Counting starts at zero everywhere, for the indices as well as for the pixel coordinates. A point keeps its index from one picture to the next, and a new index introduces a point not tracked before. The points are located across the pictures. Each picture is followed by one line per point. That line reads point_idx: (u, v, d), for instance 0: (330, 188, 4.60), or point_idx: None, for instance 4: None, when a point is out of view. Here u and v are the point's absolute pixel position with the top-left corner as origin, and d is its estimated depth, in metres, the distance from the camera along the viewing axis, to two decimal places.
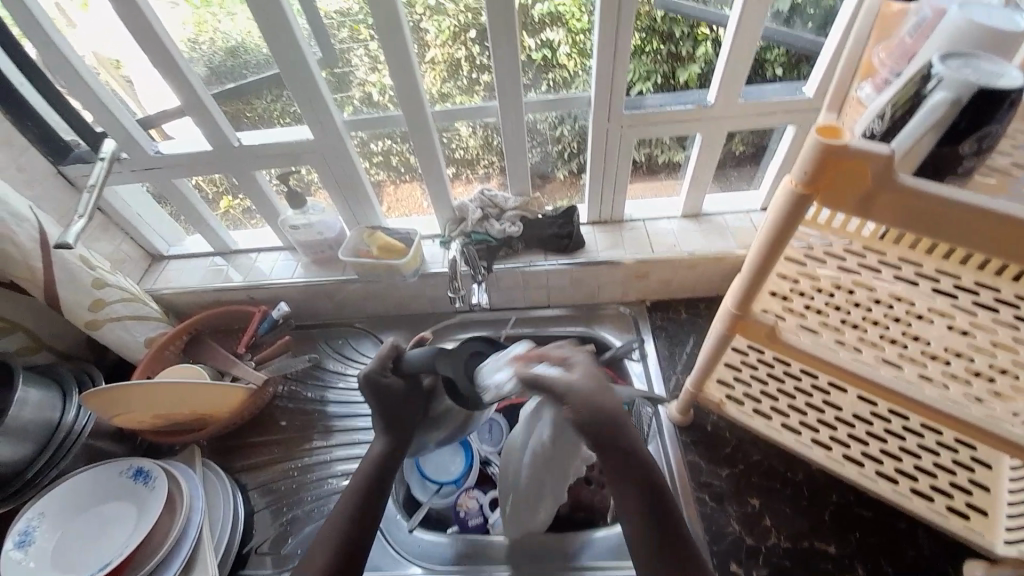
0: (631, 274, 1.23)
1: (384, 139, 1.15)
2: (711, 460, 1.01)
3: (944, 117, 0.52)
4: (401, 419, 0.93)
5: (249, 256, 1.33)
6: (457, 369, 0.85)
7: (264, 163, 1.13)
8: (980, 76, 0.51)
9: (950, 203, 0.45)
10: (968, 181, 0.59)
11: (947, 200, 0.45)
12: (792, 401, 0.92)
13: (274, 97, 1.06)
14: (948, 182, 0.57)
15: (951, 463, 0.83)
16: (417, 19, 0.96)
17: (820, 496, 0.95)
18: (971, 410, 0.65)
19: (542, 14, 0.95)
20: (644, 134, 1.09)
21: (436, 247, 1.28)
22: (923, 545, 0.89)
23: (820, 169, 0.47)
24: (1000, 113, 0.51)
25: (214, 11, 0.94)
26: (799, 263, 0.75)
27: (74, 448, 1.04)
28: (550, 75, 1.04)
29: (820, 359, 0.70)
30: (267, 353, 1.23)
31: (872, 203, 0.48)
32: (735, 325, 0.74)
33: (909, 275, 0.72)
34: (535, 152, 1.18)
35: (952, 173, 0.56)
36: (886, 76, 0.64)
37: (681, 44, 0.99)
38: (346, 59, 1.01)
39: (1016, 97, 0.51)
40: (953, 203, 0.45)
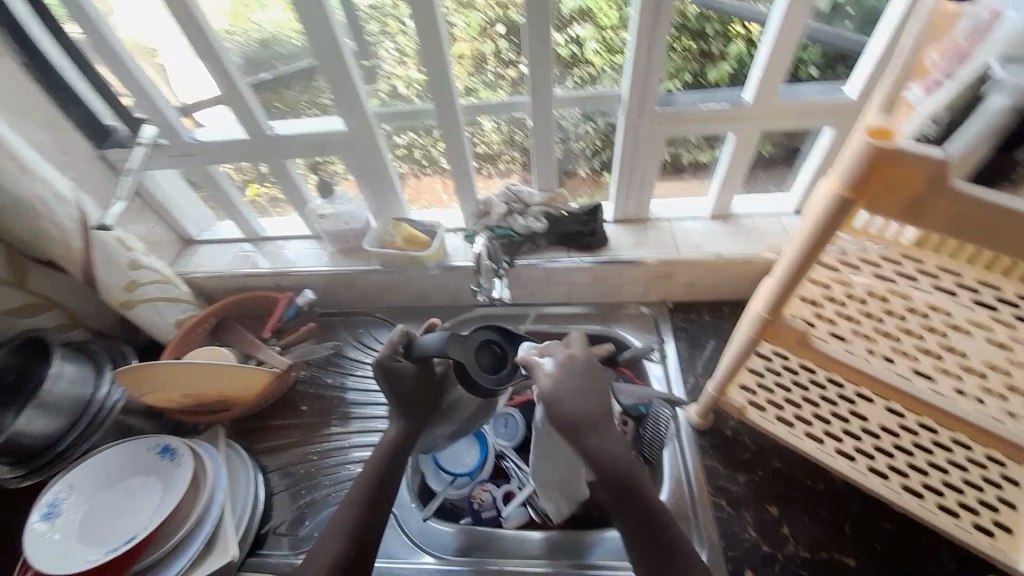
0: (654, 274, 1.21)
1: (408, 132, 1.16)
2: (729, 466, 1.00)
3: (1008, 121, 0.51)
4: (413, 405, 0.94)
5: (277, 243, 1.36)
6: (468, 355, 0.87)
7: (296, 154, 1.15)
8: None
9: (1005, 210, 0.43)
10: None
11: (1002, 207, 0.43)
12: (817, 409, 0.90)
13: (302, 88, 1.08)
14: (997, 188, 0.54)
15: (980, 480, 0.80)
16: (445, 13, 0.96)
17: (841, 505, 0.93)
18: (1009, 427, 0.64)
19: (571, 9, 0.94)
20: (674, 133, 1.07)
21: (459, 241, 1.28)
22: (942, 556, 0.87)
23: (870, 171, 0.45)
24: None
25: (249, 3, 0.97)
26: (831, 269, 0.73)
27: (107, 422, 1.08)
28: (576, 71, 1.03)
29: (852, 369, 0.68)
30: (291, 340, 1.26)
31: (922, 210, 0.46)
32: (763, 331, 0.72)
33: (947, 285, 0.69)
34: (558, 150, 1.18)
35: (1002, 178, 0.54)
36: (937, 78, 0.60)
37: (713, 42, 0.97)
38: (374, 52, 1.02)
39: None
40: (1011, 212, 0.43)
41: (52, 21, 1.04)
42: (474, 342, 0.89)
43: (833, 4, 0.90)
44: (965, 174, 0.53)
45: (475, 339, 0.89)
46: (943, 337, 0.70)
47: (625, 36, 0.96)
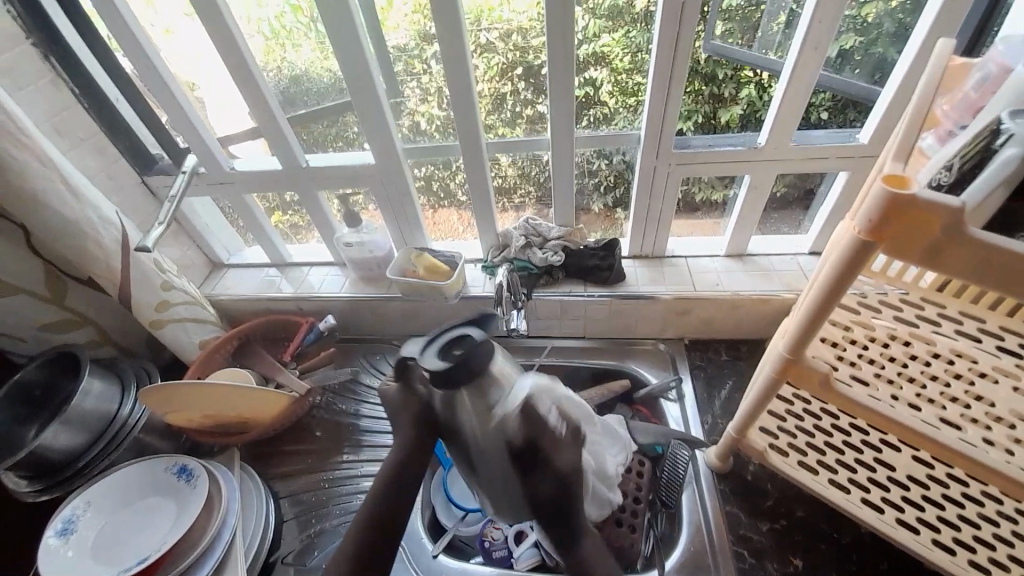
0: (671, 310, 1.22)
1: (427, 166, 1.21)
2: (751, 513, 0.97)
3: (1015, 172, 0.53)
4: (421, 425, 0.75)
5: (302, 269, 1.40)
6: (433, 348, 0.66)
7: (325, 184, 1.21)
8: None
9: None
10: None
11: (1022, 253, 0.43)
12: (841, 455, 0.88)
13: (328, 123, 1.15)
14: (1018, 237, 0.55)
15: (1013, 537, 0.77)
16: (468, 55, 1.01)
17: (868, 560, 0.89)
18: None
19: (587, 54, 0.99)
20: (690, 173, 1.10)
21: (479, 271, 1.31)
22: None
23: (887, 217, 0.47)
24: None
25: (283, 42, 1.03)
26: (852, 311, 0.74)
27: (128, 439, 1.10)
28: (591, 111, 1.08)
29: (878, 412, 0.67)
30: (310, 364, 1.28)
31: (942, 253, 0.47)
32: (785, 371, 0.71)
33: (970, 330, 0.70)
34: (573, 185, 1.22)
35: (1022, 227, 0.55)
36: (949, 128, 0.64)
37: (724, 86, 1.02)
38: (399, 91, 1.08)
39: None
40: None
41: (106, 55, 1.12)
42: (437, 338, 0.67)
43: (841, 52, 0.94)
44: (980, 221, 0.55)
45: (441, 335, 0.67)
46: (970, 383, 0.70)
47: (639, 78, 1.01)
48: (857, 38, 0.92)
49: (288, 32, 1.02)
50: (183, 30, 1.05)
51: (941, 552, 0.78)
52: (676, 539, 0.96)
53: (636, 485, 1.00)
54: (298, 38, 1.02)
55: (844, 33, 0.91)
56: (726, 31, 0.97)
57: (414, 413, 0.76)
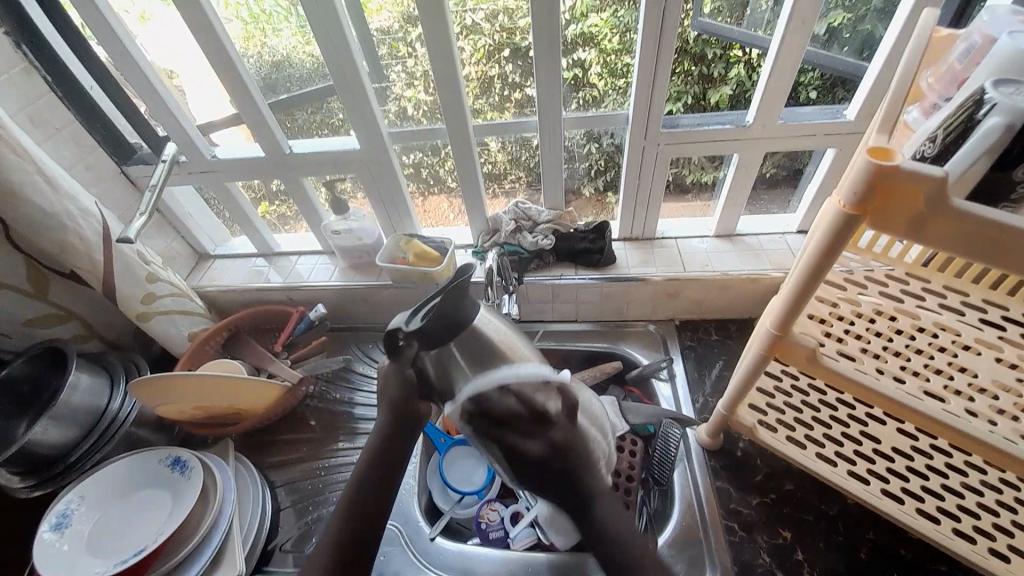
0: (662, 292, 1.22)
1: (414, 152, 1.19)
2: (741, 488, 0.99)
3: (998, 142, 0.51)
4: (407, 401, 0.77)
5: (290, 259, 1.39)
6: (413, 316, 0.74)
7: (310, 172, 1.19)
8: None
9: (1011, 227, 0.44)
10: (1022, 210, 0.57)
11: (1004, 223, 0.44)
12: (828, 430, 0.89)
13: (313, 109, 1.12)
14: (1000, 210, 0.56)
15: (995, 504, 0.79)
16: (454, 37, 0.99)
17: (855, 531, 0.92)
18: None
19: (575, 35, 0.97)
20: (680, 153, 1.09)
21: (469, 257, 1.30)
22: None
23: (871, 190, 0.47)
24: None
25: (262, 26, 1.00)
26: (839, 288, 0.74)
27: (117, 433, 1.09)
28: (580, 93, 1.07)
29: (862, 386, 0.68)
30: (302, 353, 1.27)
31: (925, 225, 0.47)
32: (773, 348, 0.72)
33: (954, 303, 0.71)
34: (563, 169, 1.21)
35: (1006, 200, 0.55)
36: (934, 101, 0.64)
37: (714, 65, 1.01)
38: (385, 75, 1.06)
39: None
40: (1014, 229, 0.44)
41: (79, 41, 1.09)
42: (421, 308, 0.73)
43: (831, 29, 0.93)
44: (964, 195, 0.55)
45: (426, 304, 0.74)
46: (953, 356, 0.71)
47: (628, 60, 0.99)
48: (846, 15, 0.91)
49: (266, 16, 0.98)
50: (158, 14, 1.01)
51: (924, 521, 0.80)
52: (669, 515, 0.98)
53: (630, 465, 1.02)
54: (277, 23, 0.99)
55: (833, 10, 0.90)
56: (714, 9, 0.95)
57: (399, 390, 0.77)
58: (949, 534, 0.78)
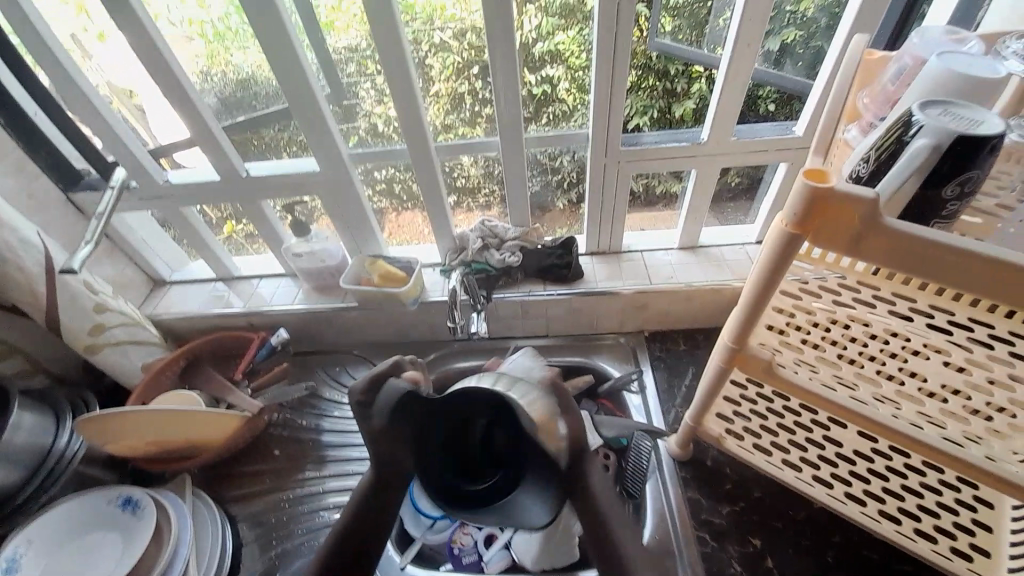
0: (631, 304, 1.23)
1: (387, 168, 1.17)
2: (712, 498, 0.99)
3: (925, 162, 0.53)
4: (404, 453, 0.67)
5: (250, 282, 1.35)
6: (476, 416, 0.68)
7: (270, 194, 1.16)
8: (960, 124, 0.53)
9: (935, 243, 0.46)
10: (953, 223, 0.60)
11: (931, 240, 0.46)
12: (792, 436, 0.89)
13: (281, 127, 1.09)
14: (934, 225, 0.58)
15: (954, 504, 0.79)
16: (422, 55, 1.00)
17: (823, 534, 0.93)
18: (971, 452, 0.66)
19: (543, 51, 0.99)
20: (642, 169, 1.11)
21: (436, 275, 1.29)
22: None
23: (809, 209, 0.49)
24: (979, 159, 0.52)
25: (227, 44, 0.98)
26: (794, 297, 0.75)
27: (66, 472, 1.02)
28: (550, 109, 1.07)
29: (816, 395, 0.71)
30: (263, 380, 1.24)
31: (862, 242, 0.49)
32: (732, 359, 0.74)
33: (902, 310, 0.69)
34: (535, 182, 1.21)
35: (937, 215, 0.58)
36: (870, 120, 0.66)
37: (677, 81, 1.03)
38: (353, 92, 1.04)
39: (997, 143, 0.52)
40: (942, 245, 0.46)
41: (20, 63, 1.04)
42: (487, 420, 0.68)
43: (783, 47, 0.97)
44: (901, 207, 0.57)
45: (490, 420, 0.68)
46: (903, 361, 0.73)
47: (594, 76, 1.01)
48: (797, 33, 0.95)
49: (232, 32, 0.96)
50: (110, 36, 0.97)
51: (886, 521, 0.84)
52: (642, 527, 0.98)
53: None
54: (244, 40, 0.96)
55: (785, 28, 0.94)
56: (675, 27, 0.98)
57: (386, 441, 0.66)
58: (908, 536, 0.82)
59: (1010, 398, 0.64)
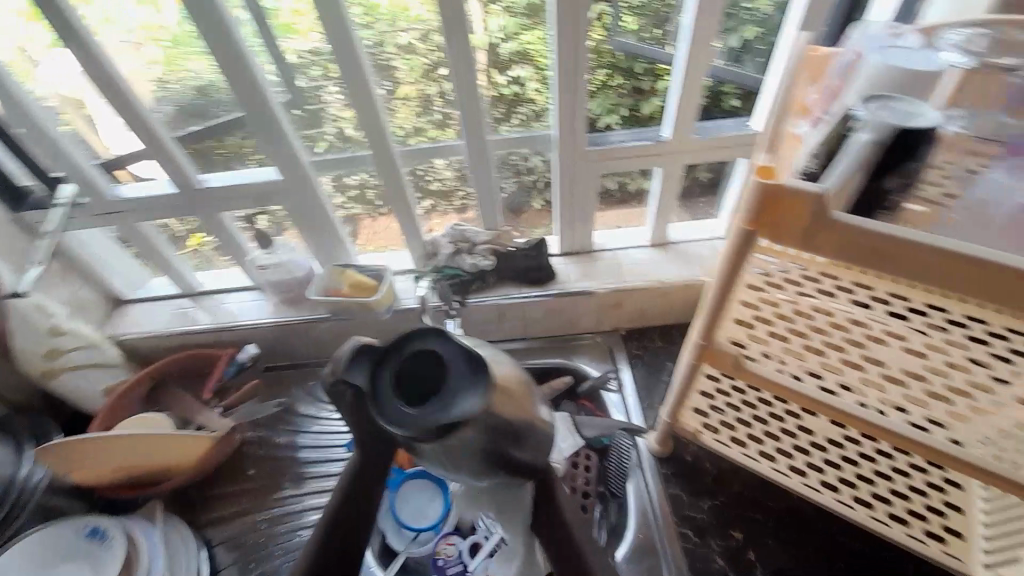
0: (606, 303, 1.24)
1: (357, 174, 1.15)
2: (692, 492, 1.01)
3: (869, 154, 0.55)
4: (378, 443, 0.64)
5: (216, 297, 1.30)
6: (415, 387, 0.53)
7: (233, 205, 1.12)
8: (897, 117, 0.57)
9: (878, 234, 0.48)
10: (897, 215, 0.62)
11: (878, 233, 0.47)
12: (766, 428, 0.91)
13: (244, 135, 1.05)
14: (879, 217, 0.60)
15: (925, 486, 0.83)
16: (387, 58, 0.98)
17: (801, 522, 0.96)
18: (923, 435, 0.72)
19: (511, 52, 0.99)
20: (610, 169, 1.12)
21: (409, 282, 1.28)
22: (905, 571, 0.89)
23: (761, 206, 0.50)
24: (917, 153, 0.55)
25: (184, 52, 0.94)
26: (758, 291, 0.75)
27: (25, 505, 0.97)
28: (520, 109, 1.07)
29: (781, 385, 0.76)
30: (235, 399, 1.19)
31: (814, 237, 0.50)
32: (702, 356, 0.78)
33: (863, 299, 0.71)
34: (509, 184, 1.21)
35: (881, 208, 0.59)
36: (820, 115, 0.64)
37: (643, 79, 1.04)
38: (317, 96, 1.02)
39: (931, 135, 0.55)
40: (888, 237, 0.47)
41: None
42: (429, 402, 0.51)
43: (744, 43, 0.99)
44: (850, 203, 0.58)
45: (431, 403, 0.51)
46: (865, 349, 0.74)
47: None
48: (757, 30, 0.98)
49: (188, 38, 0.92)
50: (53, 45, 0.93)
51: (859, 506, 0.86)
52: (625, 527, 0.99)
53: (585, 481, 1.00)
54: (200, 46, 0.93)
55: (744, 25, 0.97)
56: (639, 26, 0.98)
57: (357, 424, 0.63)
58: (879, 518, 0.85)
59: (968, 379, 0.67)
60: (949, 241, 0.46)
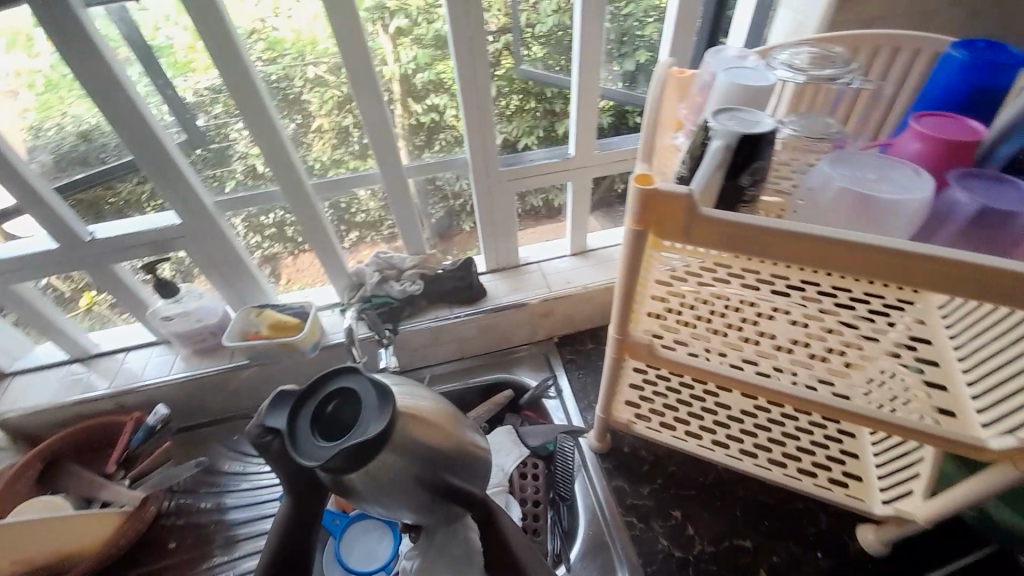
0: (537, 314, 1.28)
1: (274, 212, 1.11)
2: (632, 481, 1.06)
3: (722, 158, 0.63)
4: (301, 485, 0.65)
5: (115, 357, 1.18)
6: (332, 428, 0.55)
7: (130, 255, 1.04)
8: (742, 125, 0.64)
9: (745, 224, 0.54)
10: (755, 206, 0.71)
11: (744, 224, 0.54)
12: (691, 408, 1.01)
13: (138, 180, 0.98)
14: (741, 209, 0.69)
15: (823, 439, 0.95)
16: (296, 92, 0.97)
17: (729, 491, 1.04)
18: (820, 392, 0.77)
19: (426, 81, 1.01)
20: (525, 186, 1.18)
21: (336, 316, 1.25)
22: (821, 521, 0.99)
23: (643, 209, 0.57)
24: (762, 151, 0.63)
25: (63, 95, 0.87)
26: (666, 284, 0.84)
27: None
28: (439, 136, 1.10)
29: (694, 366, 0.78)
30: (143, 467, 1.07)
31: (693, 232, 0.56)
32: (622, 349, 0.80)
33: (751, 282, 0.82)
34: (439, 210, 1.25)
35: (741, 202, 0.68)
36: (690, 126, 0.76)
37: (554, 102, 1.11)
38: (223, 134, 0.98)
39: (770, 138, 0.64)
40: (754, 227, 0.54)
41: None
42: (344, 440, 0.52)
43: (638, 66, 1.10)
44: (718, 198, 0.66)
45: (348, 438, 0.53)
46: (759, 326, 0.84)
47: None
48: (648, 54, 1.09)
49: (67, 81, 0.85)
50: None
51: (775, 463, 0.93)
52: (576, 529, 1.01)
53: (534, 490, 1.03)
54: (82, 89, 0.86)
55: (636, 50, 1.08)
56: (544, 54, 1.04)
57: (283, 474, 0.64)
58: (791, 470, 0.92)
59: (842, 340, 0.78)
60: (832, 233, 0.51)
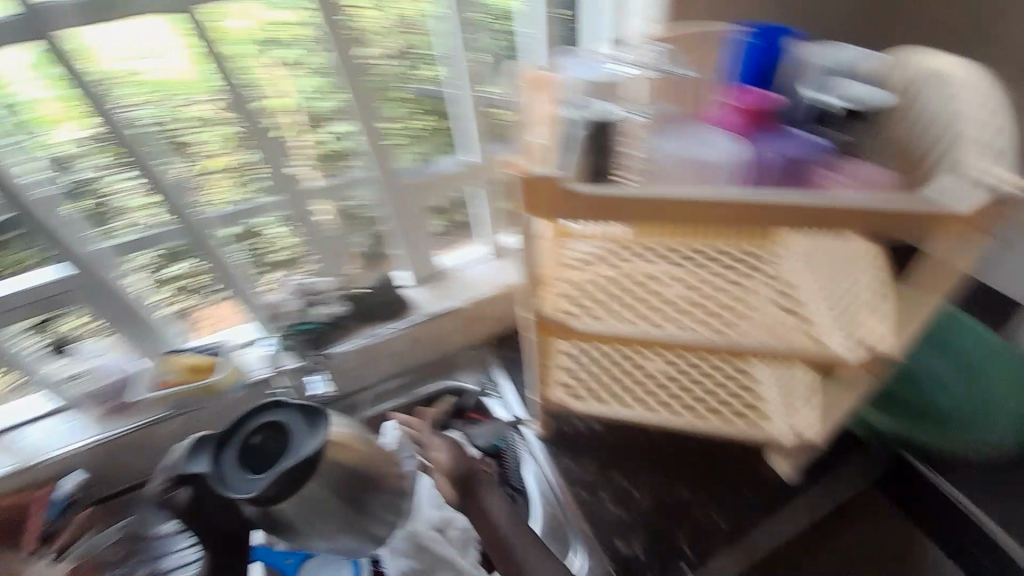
0: (460, 319, 1.44)
1: (178, 264, 1.30)
2: (575, 459, 1.30)
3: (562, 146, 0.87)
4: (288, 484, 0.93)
5: (20, 430, 1.28)
6: None
7: (23, 312, 1.18)
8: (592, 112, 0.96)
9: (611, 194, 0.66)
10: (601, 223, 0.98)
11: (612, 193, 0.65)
12: (625, 375, 1.13)
13: (27, 243, 1.13)
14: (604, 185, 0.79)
15: (732, 376, 1.11)
16: (161, 116, 1.12)
17: (659, 446, 1.30)
18: (704, 333, 0.86)
19: (262, 106, 1.18)
20: (428, 200, 1.44)
21: (256, 353, 1.40)
22: (715, 442, 1.31)
23: (527, 190, 0.67)
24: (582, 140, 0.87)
25: None
26: (581, 267, 0.97)
27: None
28: (308, 151, 1.28)
29: (603, 333, 0.88)
30: (61, 544, 1.23)
31: (570, 205, 0.67)
32: (540, 329, 0.92)
33: (661, 257, 0.98)
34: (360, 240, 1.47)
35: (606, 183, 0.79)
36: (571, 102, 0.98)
37: (418, 115, 1.35)
38: (98, 179, 1.13)
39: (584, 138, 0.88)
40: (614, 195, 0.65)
41: None
42: None
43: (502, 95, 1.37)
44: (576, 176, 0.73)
45: None
46: (648, 285, 0.94)
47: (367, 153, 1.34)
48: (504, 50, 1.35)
49: None
50: None
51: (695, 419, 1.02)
52: (536, 514, 1.26)
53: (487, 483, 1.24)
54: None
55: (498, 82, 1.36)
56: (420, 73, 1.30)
57: None
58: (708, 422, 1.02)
59: (734, 296, 0.92)
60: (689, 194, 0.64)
